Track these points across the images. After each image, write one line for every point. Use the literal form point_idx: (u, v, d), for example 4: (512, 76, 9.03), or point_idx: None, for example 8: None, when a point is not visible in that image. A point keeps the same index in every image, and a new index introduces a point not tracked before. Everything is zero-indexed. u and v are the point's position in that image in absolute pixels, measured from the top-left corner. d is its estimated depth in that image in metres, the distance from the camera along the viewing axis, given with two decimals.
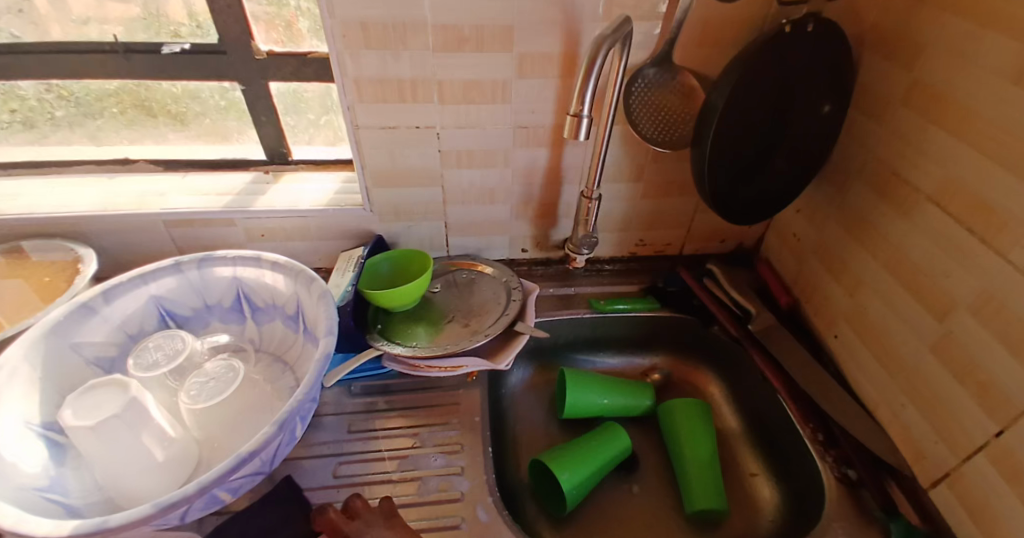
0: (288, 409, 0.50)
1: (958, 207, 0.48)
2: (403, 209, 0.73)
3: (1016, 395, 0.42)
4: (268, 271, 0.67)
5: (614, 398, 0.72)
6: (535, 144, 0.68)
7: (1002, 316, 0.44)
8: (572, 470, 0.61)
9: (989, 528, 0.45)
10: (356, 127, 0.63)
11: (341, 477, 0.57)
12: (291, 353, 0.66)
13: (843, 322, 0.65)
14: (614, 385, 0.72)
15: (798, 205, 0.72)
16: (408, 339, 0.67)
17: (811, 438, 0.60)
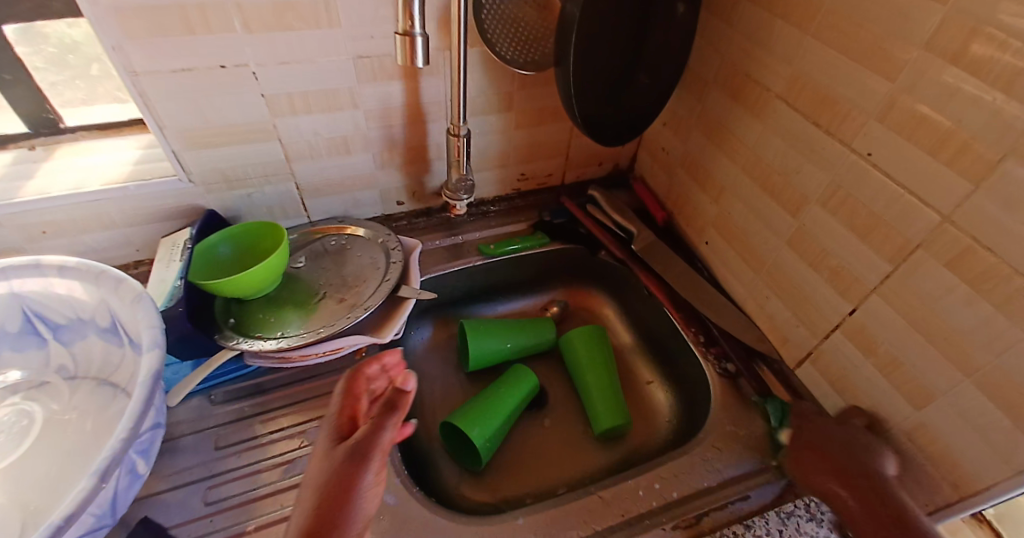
0: (108, 456, 0.39)
1: (805, 103, 0.49)
2: (234, 175, 0.60)
3: (866, 275, 0.47)
4: (56, 279, 0.51)
5: (517, 340, 0.70)
6: (384, 77, 0.58)
7: (848, 204, 0.47)
8: (482, 424, 0.59)
9: (848, 392, 0.51)
10: (133, 74, 0.48)
11: (214, 503, 0.48)
12: (119, 374, 0.53)
13: (711, 229, 0.68)
14: (515, 327, 0.70)
15: (663, 117, 0.71)
16: (274, 329, 0.57)
17: (694, 342, 0.64)
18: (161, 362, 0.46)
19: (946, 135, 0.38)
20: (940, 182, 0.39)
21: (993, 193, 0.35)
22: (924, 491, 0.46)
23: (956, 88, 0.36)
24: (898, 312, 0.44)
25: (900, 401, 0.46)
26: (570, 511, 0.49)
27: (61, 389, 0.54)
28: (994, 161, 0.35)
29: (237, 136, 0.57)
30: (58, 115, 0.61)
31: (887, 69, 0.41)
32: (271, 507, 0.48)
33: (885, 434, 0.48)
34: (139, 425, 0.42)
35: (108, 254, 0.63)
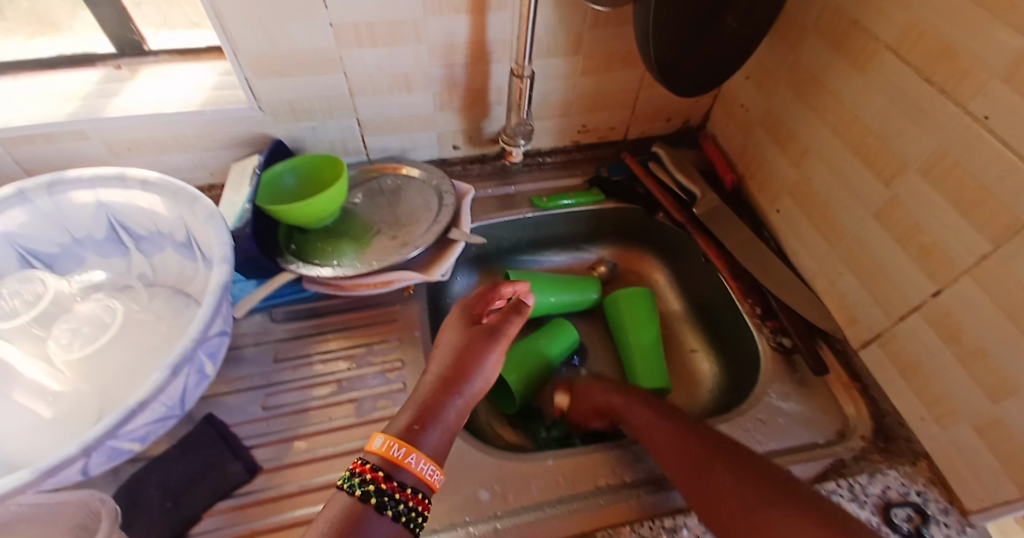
0: (179, 352, 0.43)
1: (918, 55, 0.43)
2: (300, 106, 0.61)
3: (958, 255, 0.42)
4: (138, 193, 0.56)
5: (561, 296, 0.69)
6: (450, 11, 0.56)
7: (953, 174, 0.42)
8: (520, 372, 0.60)
9: (916, 380, 0.48)
10: None
11: (271, 409, 0.53)
12: (193, 286, 0.59)
13: (787, 196, 0.63)
14: (560, 283, 0.69)
15: (748, 70, 0.65)
16: (329, 260, 0.60)
17: (749, 313, 0.60)
18: (230, 276, 0.50)
19: None
20: None
21: None
22: (985, 490, 0.43)
23: None
24: (989, 297, 0.40)
25: (976, 393, 0.42)
26: (599, 460, 0.49)
27: (142, 292, 0.59)
28: None
29: (305, 66, 0.57)
30: (142, 37, 0.64)
31: None
32: (320, 420, 0.52)
33: (955, 426, 0.45)
34: (206, 329, 0.46)
35: (183, 175, 0.67)
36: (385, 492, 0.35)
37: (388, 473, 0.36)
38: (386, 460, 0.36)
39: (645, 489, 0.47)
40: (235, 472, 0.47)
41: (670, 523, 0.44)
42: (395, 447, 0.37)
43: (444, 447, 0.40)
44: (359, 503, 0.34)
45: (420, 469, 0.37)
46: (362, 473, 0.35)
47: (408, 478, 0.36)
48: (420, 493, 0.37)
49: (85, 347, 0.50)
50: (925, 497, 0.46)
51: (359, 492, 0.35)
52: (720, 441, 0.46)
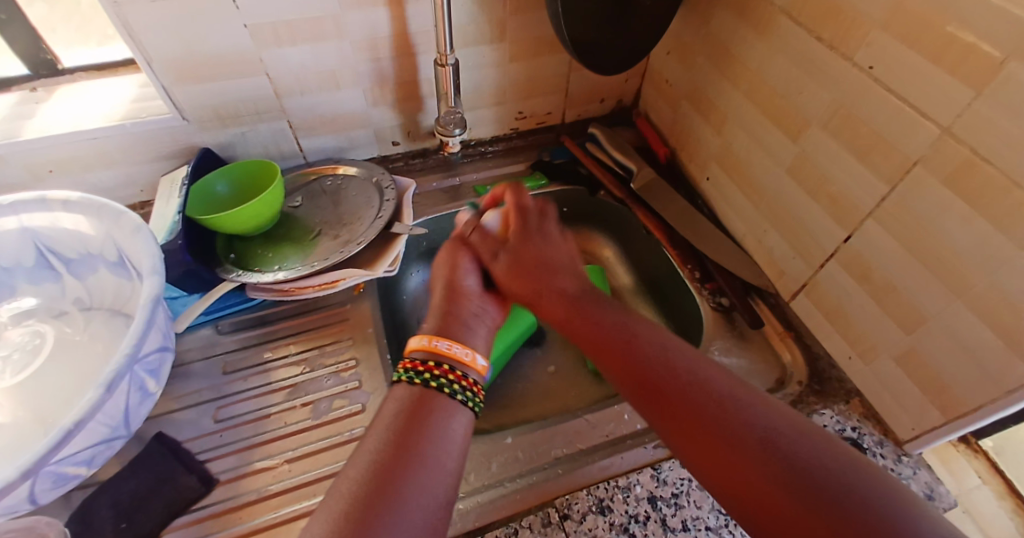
0: (114, 368, 0.42)
1: (809, 15, 0.46)
2: (227, 112, 0.60)
3: (861, 199, 0.45)
4: (61, 213, 0.53)
5: None
6: (368, 4, 0.56)
7: (850, 123, 0.45)
8: None
9: (840, 322, 0.51)
10: (114, 3, 0.48)
11: (223, 421, 0.52)
12: (131, 305, 0.56)
13: (714, 163, 0.65)
14: None
15: (668, 45, 0.68)
16: (271, 264, 0.59)
17: (690, 278, 0.63)
18: (162, 287, 0.48)
19: (949, 39, 0.35)
20: (940, 91, 0.36)
21: (995, 97, 0.33)
22: (911, 417, 0.46)
23: None
24: (892, 235, 0.43)
25: (891, 327, 0.45)
26: (555, 433, 0.50)
27: (77, 317, 0.57)
28: (999, 63, 0.32)
29: (224, 70, 0.56)
30: (55, 55, 0.62)
31: None
32: (275, 426, 0.51)
33: (876, 360, 0.48)
34: (141, 342, 0.44)
35: (113, 194, 0.65)
36: (439, 377, 0.38)
37: (435, 361, 0.39)
38: (430, 351, 0.40)
39: (600, 454, 0.49)
40: (189, 486, 0.46)
41: (624, 483, 0.45)
42: (436, 340, 0.41)
43: (482, 339, 0.44)
44: (418, 389, 0.38)
45: (460, 353, 0.40)
46: (414, 368, 0.39)
47: (456, 364, 0.40)
48: (470, 375, 0.40)
49: (17, 374, 0.51)
50: (860, 432, 0.49)
51: (418, 380, 0.38)
52: (684, 375, 0.35)
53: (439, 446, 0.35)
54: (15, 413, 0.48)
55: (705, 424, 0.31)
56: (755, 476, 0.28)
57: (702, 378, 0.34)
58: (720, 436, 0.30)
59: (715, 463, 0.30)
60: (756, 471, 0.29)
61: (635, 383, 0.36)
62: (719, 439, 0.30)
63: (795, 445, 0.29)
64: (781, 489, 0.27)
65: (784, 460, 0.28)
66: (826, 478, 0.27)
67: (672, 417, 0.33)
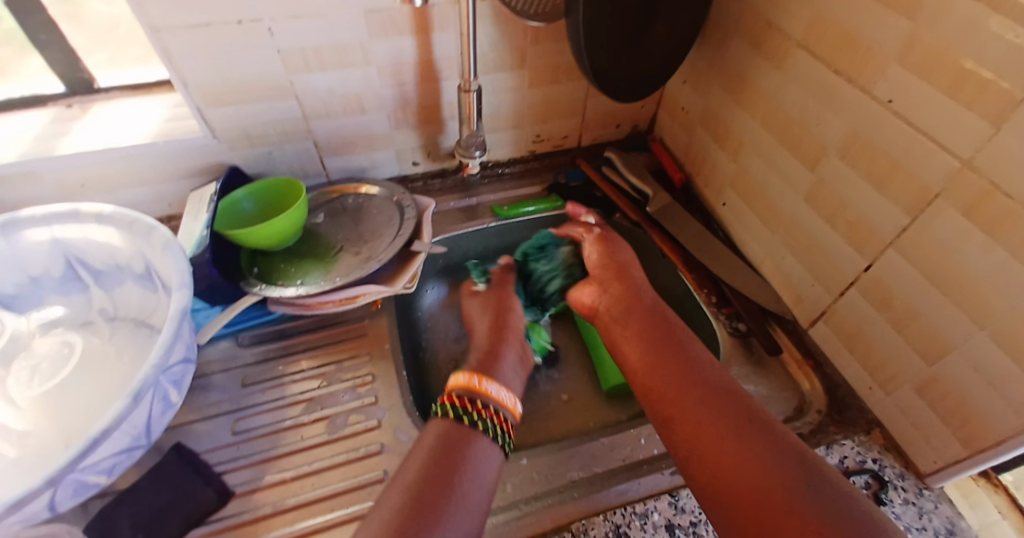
0: (141, 379, 0.42)
1: (826, 48, 0.47)
2: (255, 131, 0.62)
3: (881, 227, 0.45)
4: (94, 226, 0.55)
5: None
6: (395, 31, 0.58)
7: (868, 152, 0.45)
8: None
9: (860, 349, 0.51)
10: (155, 28, 0.50)
11: (240, 434, 0.52)
12: (155, 316, 0.57)
13: (729, 189, 0.66)
14: None
15: (684, 74, 0.70)
16: (293, 280, 0.60)
17: (706, 302, 0.63)
18: (190, 299, 0.49)
19: (967, 73, 0.36)
20: (957, 124, 0.37)
21: (1014, 130, 0.33)
22: (934, 449, 0.45)
23: (980, 20, 0.34)
24: (911, 264, 0.43)
25: (912, 355, 0.45)
26: (570, 455, 0.50)
27: (102, 328, 0.58)
28: (1017, 97, 0.33)
29: (256, 92, 0.58)
30: (91, 75, 0.65)
31: (912, 4, 0.39)
32: (293, 440, 0.51)
33: (898, 389, 0.47)
34: (167, 353, 0.45)
35: (139, 209, 0.67)
36: (483, 417, 0.40)
37: (482, 401, 0.41)
38: (476, 391, 0.42)
39: (618, 478, 0.48)
40: (206, 499, 0.47)
41: (642, 509, 0.45)
42: (483, 381, 0.43)
43: (517, 381, 0.48)
44: (464, 428, 0.39)
45: (502, 397, 0.43)
46: (457, 404, 0.41)
47: (497, 405, 0.42)
48: (507, 418, 0.42)
49: (45, 383, 0.51)
50: (882, 464, 0.48)
51: (466, 419, 0.40)
52: (708, 391, 0.41)
53: (471, 479, 0.36)
54: (41, 421, 0.48)
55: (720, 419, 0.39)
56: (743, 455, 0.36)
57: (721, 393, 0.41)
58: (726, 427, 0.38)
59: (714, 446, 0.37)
60: (745, 457, 0.36)
61: (663, 386, 0.43)
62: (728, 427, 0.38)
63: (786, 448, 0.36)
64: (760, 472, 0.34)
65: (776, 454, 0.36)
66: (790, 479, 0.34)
67: (687, 426, 0.39)
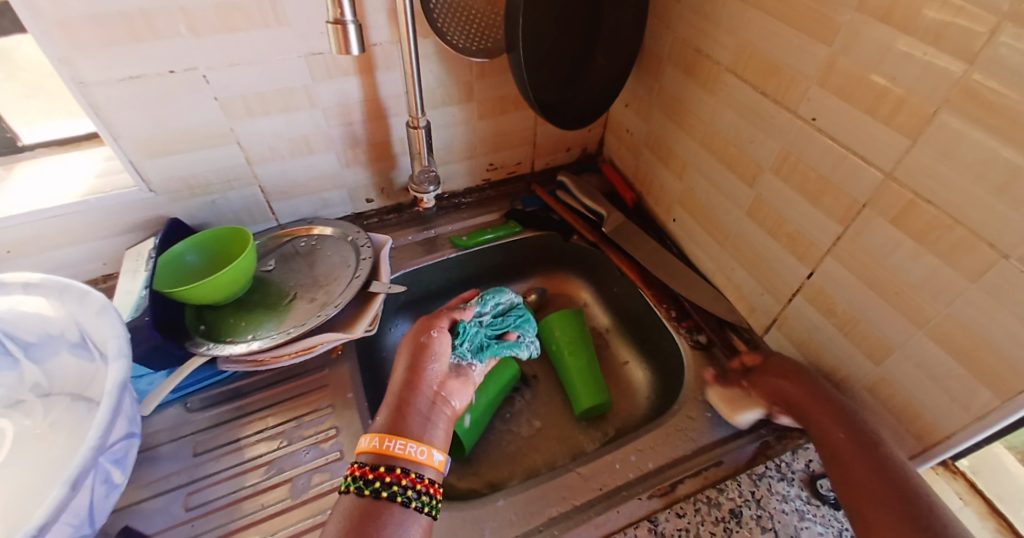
0: (78, 464, 0.39)
1: (753, 73, 0.50)
2: (196, 182, 0.60)
3: (819, 238, 0.48)
4: (22, 296, 0.51)
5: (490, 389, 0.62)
6: (338, 74, 0.58)
7: (799, 169, 0.48)
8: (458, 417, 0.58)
9: (811, 354, 0.53)
10: (81, 85, 0.48)
11: (195, 508, 0.48)
12: (94, 388, 0.54)
13: (678, 206, 0.68)
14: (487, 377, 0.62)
15: (625, 99, 0.72)
16: (246, 334, 0.57)
17: (667, 317, 0.64)
18: (129, 371, 0.46)
19: (883, 91, 0.38)
20: (878, 140, 0.40)
21: (930, 145, 0.36)
22: (891, 446, 0.47)
23: (890, 43, 0.37)
24: (850, 271, 0.45)
25: (861, 359, 0.47)
26: (548, 489, 0.49)
27: (37, 405, 0.53)
28: (930, 113, 0.36)
29: (194, 142, 0.56)
30: (16, 133, 0.61)
31: (826, 33, 0.41)
32: (253, 509, 0.48)
33: (851, 391, 0.49)
34: (107, 431, 0.42)
35: (74, 270, 0.63)
36: (392, 484, 0.39)
37: (387, 466, 0.40)
38: (382, 454, 0.40)
39: (596, 509, 0.47)
40: None
41: None
42: (389, 441, 0.41)
43: (440, 435, 0.45)
44: (368, 501, 0.38)
45: (414, 453, 0.41)
46: (359, 474, 0.39)
47: (410, 465, 0.40)
48: (425, 475, 0.40)
49: None
50: None
51: (367, 491, 0.38)
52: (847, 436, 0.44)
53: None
54: None
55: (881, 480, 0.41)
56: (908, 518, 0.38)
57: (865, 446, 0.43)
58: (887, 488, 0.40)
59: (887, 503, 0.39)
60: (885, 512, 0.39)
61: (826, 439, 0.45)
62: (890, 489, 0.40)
63: (938, 514, 0.38)
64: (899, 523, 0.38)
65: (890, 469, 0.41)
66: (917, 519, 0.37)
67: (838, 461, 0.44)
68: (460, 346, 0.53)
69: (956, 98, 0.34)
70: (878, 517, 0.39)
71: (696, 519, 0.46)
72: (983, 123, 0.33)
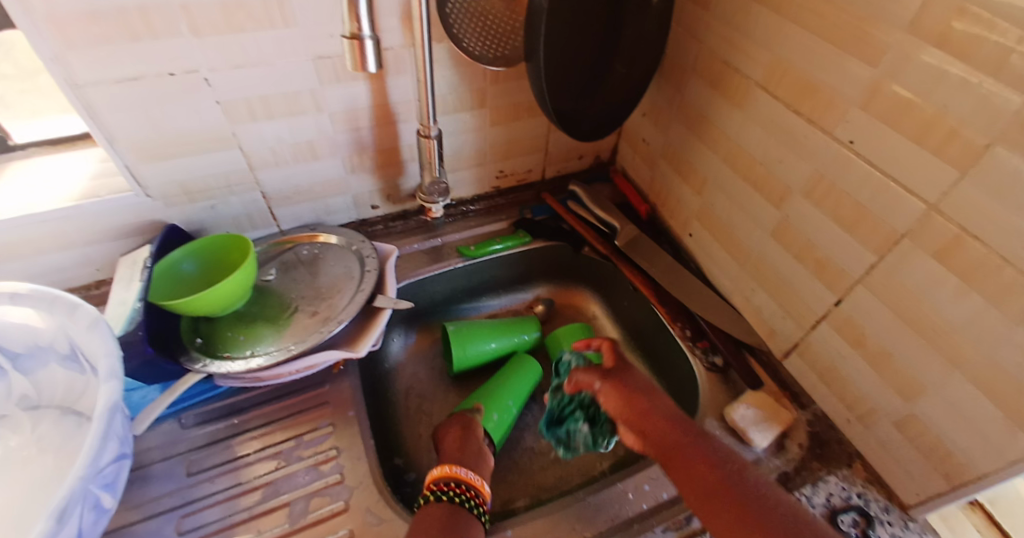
0: (65, 493, 0.37)
1: (786, 90, 0.47)
2: (194, 187, 0.57)
3: (850, 266, 0.46)
4: (8, 307, 0.48)
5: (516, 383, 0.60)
6: (346, 77, 0.55)
7: (832, 194, 0.46)
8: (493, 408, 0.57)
9: (834, 383, 0.51)
10: (75, 86, 0.45)
11: (188, 533, 0.46)
12: (86, 401, 0.51)
13: (695, 222, 0.66)
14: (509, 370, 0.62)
15: (643, 108, 0.70)
16: (243, 349, 0.54)
17: (682, 336, 0.62)
18: (121, 390, 0.44)
19: (931, 120, 0.36)
20: (923, 170, 0.37)
21: (980, 180, 0.34)
22: (916, 483, 0.46)
23: (943, 70, 0.35)
24: (882, 303, 0.44)
25: (890, 394, 0.45)
26: (560, 518, 0.48)
27: (25, 421, 0.51)
28: (983, 147, 0.33)
29: (192, 146, 0.53)
30: (5, 131, 0.57)
31: (871, 54, 0.39)
32: (248, 535, 0.46)
33: (877, 424, 0.48)
34: (96, 457, 0.40)
35: (66, 274, 0.60)
36: (461, 493, 0.45)
37: (456, 481, 0.46)
38: (450, 475, 0.47)
39: None
40: None
41: None
42: (454, 467, 0.48)
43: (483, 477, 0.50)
44: (445, 505, 0.44)
45: (472, 476, 0.47)
46: (435, 488, 0.45)
47: (471, 484, 0.47)
48: (478, 496, 0.46)
49: None
50: (866, 498, 0.48)
51: (444, 496, 0.44)
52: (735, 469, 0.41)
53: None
54: None
55: (777, 532, 0.36)
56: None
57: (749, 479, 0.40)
58: (780, 530, 0.36)
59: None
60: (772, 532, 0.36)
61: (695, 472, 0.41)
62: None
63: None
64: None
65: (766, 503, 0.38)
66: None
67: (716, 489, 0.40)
68: (585, 429, 0.52)
69: (1013, 132, 0.32)
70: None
71: None
72: None
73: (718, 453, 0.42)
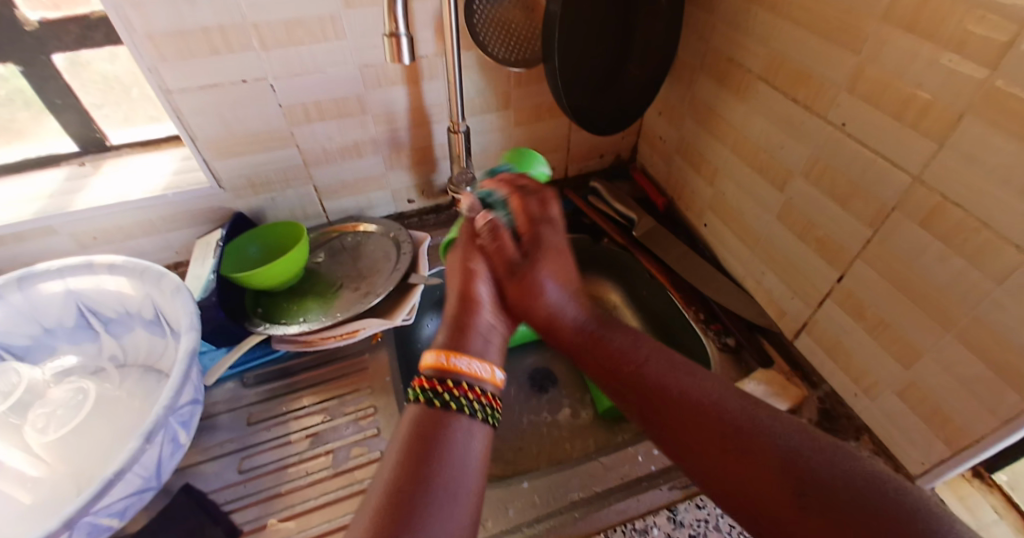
0: (152, 421, 0.45)
1: (783, 80, 0.51)
2: (258, 180, 0.66)
3: (848, 241, 0.48)
4: (106, 276, 0.58)
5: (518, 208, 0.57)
6: (387, 83, 0.63)
7: (828, 174, 0.49)
8: None
9: (841, 359, 0.53)
10: (167, 92, 0.55)
11: (247, 471, 0.53)
12: (164, 361, 0.59)
13: (709, 212, 0.70)
14: None
15: (658, 107, 0.74)
16: (297, 317, 0.62)
17: (695, 319, 0.65)
18: (197, 342, 0.52)
19: (909, 98, 0.39)
20: (906, 144, 0.41)
21: (956, 147, 0.37)
22: (921, 452, 0.46)
23: (916, 50, 0.38)
24: (879, 274, 0.46)
25: (890, 363, 0.47)
26: (571, 475, 0.51)
27: (113, 374, 0.60)
28: (956, 117, 0.36)
29: (259, 144, 0.63)
30: (104, 133, 0.68)
31: (854, 41, 0.43)
32: (297, 475, 0.53)
33: (880, 395, 0.49)
34: (177, 395, 0.47)
35: (148, 256, 0.70)
36: (459, 396, 0.37)
37: (454, 378, 0.38)
38: (446, 370, 0.38)
39: (617, 497, 0.49)
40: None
41: (641, 525, 0.46)
42: (454, 358, 0.39)
43: (493, 348, 0.43)
44: (435, 410, 0.37)
45: (477, 370, 0.39)
46: (427, 387, 0.38)
47: (475, 381, 0.38)
48: (487, 390, 0.39)
49: (60, 428, 0.52)
50: None
51: (438, 402, 0.37)
52: (658, 373, 0.40)
53: (455, 473, 0.34)
54: (57, 466, 0.50)
55: (735, 455, 0.34)
56: (754, 489, 0.33)
57: (686, 373, 0.40)
58: (715, 436, 0.36)
59: (776, 498, 0.32)
60: (709, 440, 0.36)
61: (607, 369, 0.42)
62: (742, 460, 0.34)
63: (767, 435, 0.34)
64: (724, 447, 0.35)
65: (705, 399, 0.37)
66: (750, 435, 0.35)
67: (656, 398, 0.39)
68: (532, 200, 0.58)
69: (980, 102, 0.35)
70: (706, 445, 0.36)
71: (716, 512, 0.47)
72: (1007, 126, 0.33)
73: (687, 386, 0.38)
